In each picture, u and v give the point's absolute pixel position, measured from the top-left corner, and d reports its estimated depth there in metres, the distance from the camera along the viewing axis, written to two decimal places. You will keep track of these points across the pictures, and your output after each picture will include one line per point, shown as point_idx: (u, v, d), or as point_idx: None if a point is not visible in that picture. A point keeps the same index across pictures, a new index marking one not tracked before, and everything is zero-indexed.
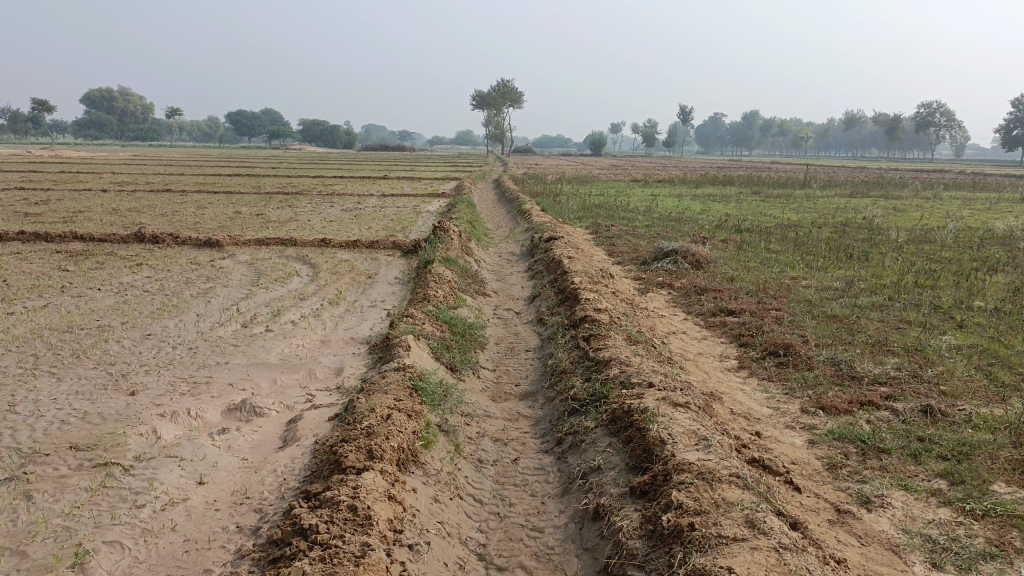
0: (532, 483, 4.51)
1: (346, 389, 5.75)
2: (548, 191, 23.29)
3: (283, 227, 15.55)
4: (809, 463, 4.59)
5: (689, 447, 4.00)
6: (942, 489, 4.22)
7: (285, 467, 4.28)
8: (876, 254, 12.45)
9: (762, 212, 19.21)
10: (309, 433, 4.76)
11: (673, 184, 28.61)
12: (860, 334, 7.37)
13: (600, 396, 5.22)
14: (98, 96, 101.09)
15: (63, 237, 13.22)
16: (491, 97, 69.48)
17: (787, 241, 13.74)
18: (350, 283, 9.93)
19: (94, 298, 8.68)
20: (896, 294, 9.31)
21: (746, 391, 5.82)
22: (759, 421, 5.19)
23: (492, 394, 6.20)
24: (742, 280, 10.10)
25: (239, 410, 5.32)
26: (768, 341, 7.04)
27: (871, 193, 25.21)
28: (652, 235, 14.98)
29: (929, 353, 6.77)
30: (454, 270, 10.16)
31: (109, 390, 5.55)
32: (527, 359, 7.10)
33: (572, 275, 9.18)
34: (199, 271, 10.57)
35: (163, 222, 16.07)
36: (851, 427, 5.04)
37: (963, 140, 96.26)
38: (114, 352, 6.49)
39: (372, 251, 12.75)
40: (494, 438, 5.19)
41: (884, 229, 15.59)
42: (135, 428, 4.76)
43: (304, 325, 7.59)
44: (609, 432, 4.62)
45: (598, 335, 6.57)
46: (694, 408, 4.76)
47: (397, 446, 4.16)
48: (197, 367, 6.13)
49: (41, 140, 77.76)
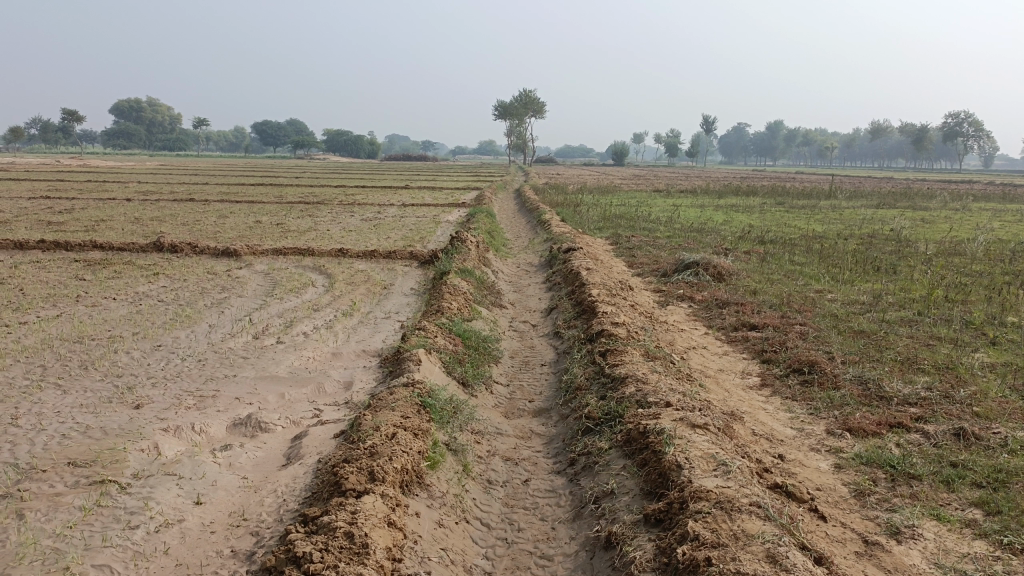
0: (542, 506, 4.33)
1: (355, 404, 5.60)
2: (569, 201, 23.13)
3: (301, 236, 15.52)
4: (835, 489, 4.35)
5: (707, 473, 3.79)
6: (978, 519, 3.97)
7: (285, 487, 4.13)
8: (904, 267, 12.12)
9: (785, 222, 18.89)
10: (312, 451, 4.61)
11: (696, 194, 28.33)
12: (888, 351, 7.11)
13: (615, 415, 5.02)
14: (127, 106, 102.54)
15: (83, 245, 13.26)
16: (513, 107, 69.57)
17: (812, 253, 13.45)
18: (365, 293, 9.81)
19: (108, 307, 8.64)
20: (926, 309, 9.02)
21: (769, 411, 5.59)
22: (781, 443, 4.96)
23: (504, 410, 6.03)
24: (765, 293, 9.84)
25: (244, 425, 5.19)
26: (791, 357, 6.80)
27: (898, 205, 24.74)
28: (673, 246, 14.75)
29: (961, 371, 6.49)
30: (471, 281, 10.01)
31: (114, 403, 5.45)
32: (542, 373, 6.92)
33: (590, 287, 8.98)
34: (215, 281, 10.52)
35: (183, 231, 16.12)
36: (879, 450, 4.80)
37: (992, 150, 94.66)
38: (123, 364, 6.40)
39: (389, 261, 12.66)
40: (505, 457, 5.01)
41: (912, 241, 15.22)
42: (136, 444, 4.64)
43: (316, 337, 7.46)
44: (624, 453, 4.42)
45: (615, 350, 6.37)
46: (713, 429, 4.54)
47: (401, 467, 4.00)
48: (205, 381, 6.01)
49: (71, 150, 79.00)
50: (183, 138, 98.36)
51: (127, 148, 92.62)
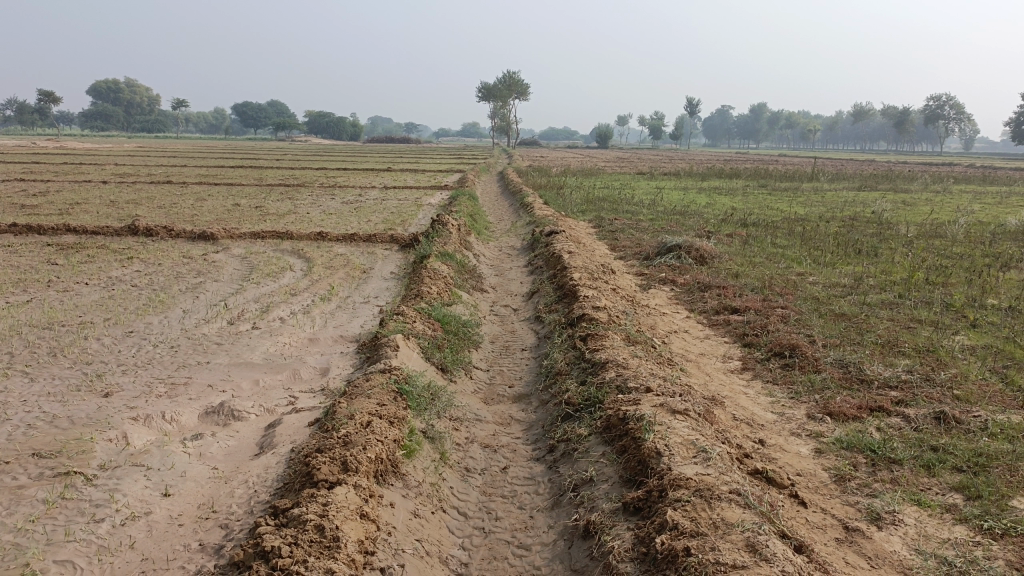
0: (520, 494, 4.25)
1: (331, 391, 5.50)
2: (552, 183, 23.02)
3: (281, 220, 15.30)
4: (816, 474, 4.31)
5: (686, 460, 3.73)
6: (958, 504, 3.94)
7: (257, 478, 4.03)
8: (885, 249, 12.13)
9: (768, 205, 18.89)
10: (286, 440, 4.51)
11: (679, 177, 28.30)
12: (869, 333, 7.08)
13: (595, 401, 4.95)
14: (104, 87, 100.83)
15: (56, 229, 12.99)
16: (496, 89, 69.10)
17: (794, 236, 13.44)
18: (344, 277, 9.68)
19: (80, 293, 8.45)
20: (906, 291, 9.01)
21: (750, 395, 5.54)
22: (762, 428, 4.91)
23: (484, 396, 5.95)
24: (747, 276, 9.80)
25: (216, 414, 5.07)
26: (773, 341, 6.76)
27: (880, 187, 24.81)
28: (656, 229, 14.68)
29: (942, 354, 6.47)
30: (451, 265, 9.89)
31: (82, 391, 5.31)
32: (522, 358, 6.84)
33: (571, 270, 8.90)
34: (191, 265, 10.32)
35: (160, 214, 15.86)
36: (860, 435, 4.76)
37: (973, 133, 95.30)
38: (93, 351, 6.25)
39: (370, 244, 12.51)
40: (483, 444, 4.93)
41: (893, 223, 15.25)
42: (103, 434, 4.52)
43: (292, 322, 7.33)
44: (603, 440, 4.35)
45: (596, 335, 6.29)
46: (694, 415, 4.48)
47: (375, 456, 3.90)
48: (177, 368, 5.88)
49: (47, 133, 77.70)
50: (161, 119, 97.04)
51: (104, 130, 91.23)
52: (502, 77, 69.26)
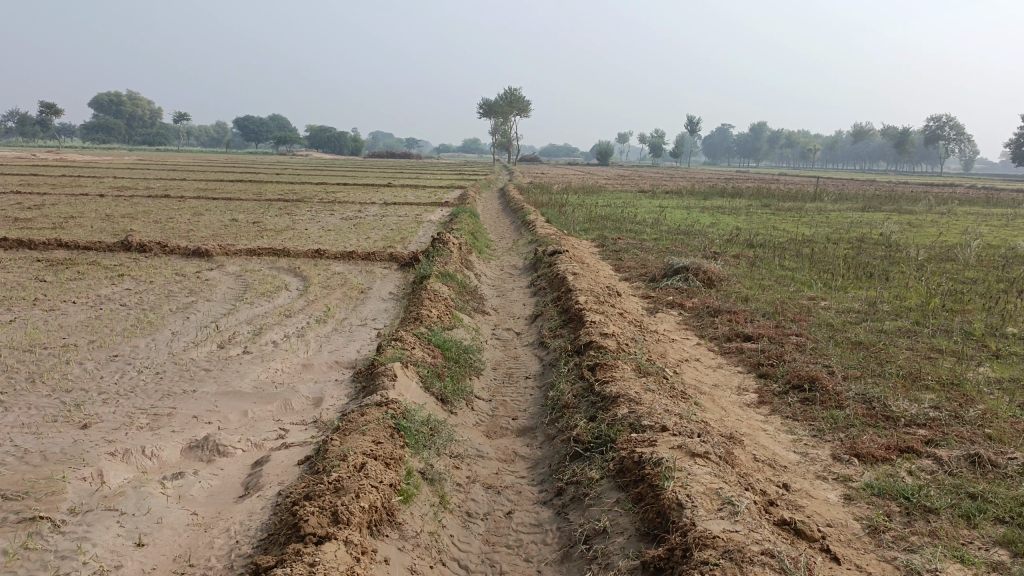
0: (527, 544, 3.92)
1: (323, 424, 5.16)
2: (553, 201, 22.76)
3: (278, 236, 15.03)
4: (847, 525, 3.97)
5: (711, 514, 3.40)
6: (1005, 562, 3.60)
7: (239, 526, 3.69)
8: (897, 273, 11.82)
9: (773, 225, 18.61)
10: (273, 481, 4.17)
11: (681, 195, 28.09)
12: (889, 364, 6.76)
13: (606, 439, 4.62)
14: (106, 100, 100.93)
15: (47, 244, 12.68)
16: (497, 106, 69.12)
17: (802, 258, 13.14)
18: (341, 298, 9.38)
19: (66, 312, 8.12)
20: (923, 318, 8.70)
21: (769, 433, 5.21)
22: (785, 471, 4.58)
23: (485, 429, 5.61)
24: (757, 300, 9.50)
25: (200, 448, 4.73)
26: (790, 372, 6.43)
27: (885, 208, 24.58)
28: (660, 249, 14.41)
29: (968, 387, 6.15)
30: (452, 286, 9.57)
31: (59, 423, 4.97)
32: (526, 388, 6.51)
33: (576, 293, 8.59)
34: (183, 283, 10.01)
35: (155, 229, 15.57)
36: (892, 480, 4.43)
37: (973, 153, 95.41)
38: (74, 377, 5.91)
39: (368, 263, 12.21)
40: (486, 484, 4.59)
41: (902, 246, 14.96)
42: (76, 472, 4.19)
43: (285, 347, 7.00)
44: (617, 486, 4.02)
45: (605, 365, 5.96)
46: (715, 459, 4.15)
47: (369, 505, 3.57)
48: (161, 397, 5.54)
49: (49, 144, 77.66)
50: (162, 133, 97.08)
51: (106, 142, 91.25)
52: (503, 93, 69.27)
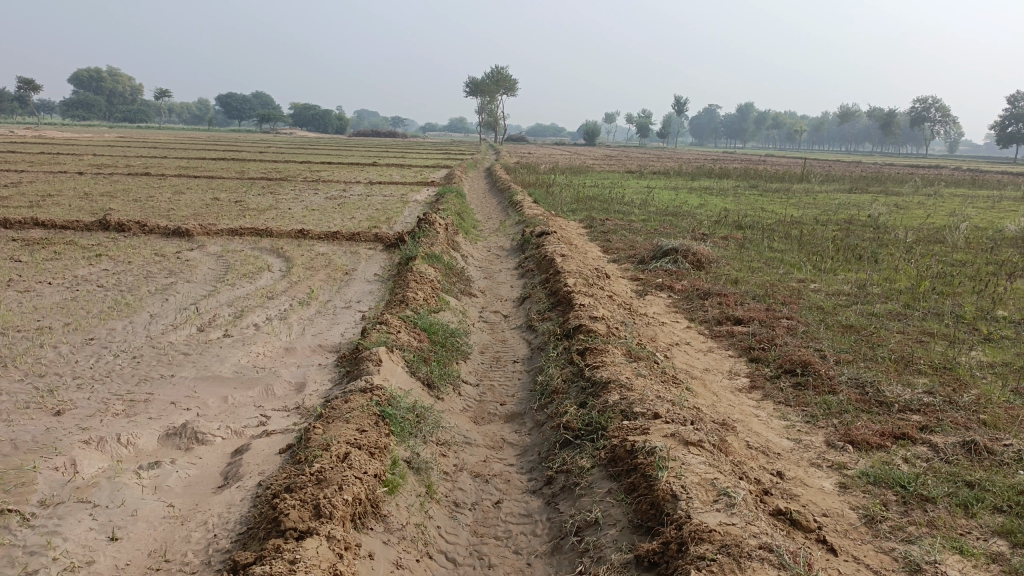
0: (516, 535, 3.80)
1: (306, 411, 5.02)
2: (541, 181, 22.56)
3: (261, 216, 14.77)
4: (843, 515, 3.88)
5: (708, 506, 3.30)
6: (1005, 553, 3.51)
7: (217, 519, 3.55)
8: (886, 255, 11.75)
9: (761, 207, 18.52)
10: (254, 471, 4.03)
11: (669, 176, 27.96)
12: (881, 348, 6.68)
13: (597, 427, 4.51)
14: (86, 75, 99.21)
15: (23, 223, 12.38)
16: (483, 85, 68.53)
17: (791, 240, 13.05)
18: (325, 279, 9.19)
19: (41, 293, 7.91)
20: (913, 302, 8.63)
21: (762, 419, 5.11)
22: (779, 459, 4.49)
23: (473, 415, 5.48)
24: (747, 283, 9.41)
25: (178, 436, 4.58)
26: (782, 357, 6.33)
27: (871, 190, 24.55)
28: (649, 231, 14.28)
29: (961, 372, 6.07)
30: (439, 268, 9.41)
31: (31, 409, 4.79)
32: (514, 372, 6.38)
33: (565, 275, 8.47)
34: (163, 264, 9.78)
35: (135, 208, 15.26)
36: (888, 467, 4.34)
37: (957, 135, 95.83)
38: (47, 361, 5.71)
39: (353, 243, 12.01)
40: (474, 473, 4.47)
41: (890, 228, 14.89)
42: (48, 462, 4.03)
43: (267, 330, 6.83)
44: (609, 476, 3.91)
45: (595, 349, 5.84)
46: (709, 448, 4.04)
47: (352, 497, 3.43)
48: (138, 382, 5.37)
49: (28, 121, 76.30)
50: (142, 110, 95.72)
51: (86, 119, 89.78)
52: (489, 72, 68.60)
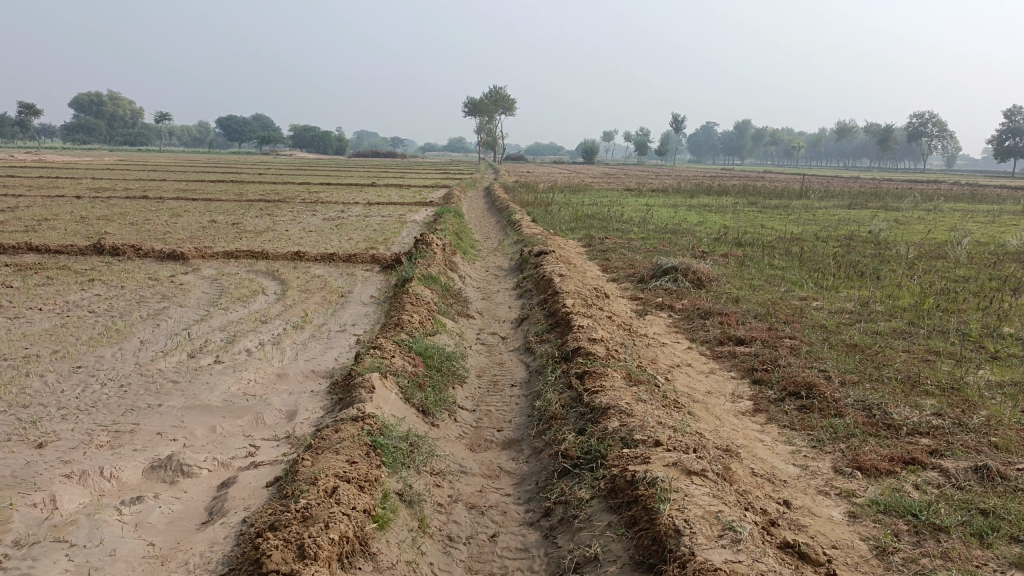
0: (513, 572, 3.64)
1: (297, 440, 4.87)
2: (539, 200, 22.49)
3: (258, 238, 14.67)
4: (854, 546, 3.72)
5: (712, 542, 3.15)
6: None
7: (199, 559, 3.40)
8: (888, 271, 11.62)
9: (761, 224, 18.43)
10: (239, 506, 3.87)
11: (668, 194, 27.90)
12: (887, 368, 6.53)
13: (596, 455, 4.36)
14: (87, 100, 99.68)
15: (16, 248, 12.27)
16: (482, 105, 68.74)
17: (791, 257, 12.93)
18: (320, 302, 9.07)
19: (31, 320, 7.77)
20: (918, 319, 8.49)
21: (767, 445, 4.96)
22: (786, 486, 4.33)
23: (469, 442, 5.33)
24: (748, 302, 9.27)
25: (163, 469, 4.43)
26: (786, 378, 6.18)
27: (870, 205, 24.47)
28: (648, 249, 14.16)
29: (970, 392, 5.92)
30: (436, 290, 9.28)
31: (13, 442, 4.65)
32: (511, 397, 6.23)
33: (563, 296, 8.33)
34: (156, 288, 9.66)
35: (131, 231, 15.17)
36: (898, 495, 4.18)
37: (955, 149, 95.94)
38: (32, 391, 5.56)
39: (349, 265, 11.89)
40: (469, 504, 4.31)
41: (891, 243, 14.79)
42: (26, 498, 3.88)
43: (259, 355, 6.69)
44: (609, 508, 3.75)
45: (594, 373, 5.69)
46: (712, 477, 3.89)
47: (339, 535, 3.28)
48: (124, 412, 5.23)
49: (29, 145, 76.60)
50: (142, 133, 96.10)
51: (86, 142, 90.07)
52: (488, 92, 68.84)
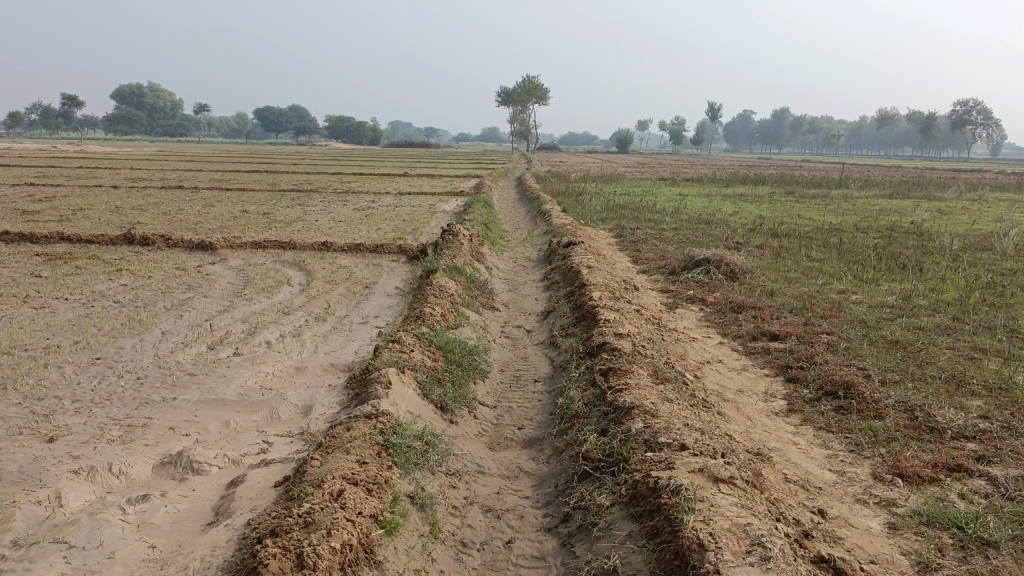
0: None
1: (311, 437, 4.73)
2: (571, 190, 22.20)
3: (287, 228, 14.63)
4: (894, 561, 3.46)
5: (738, 559, 2.93)
6: None
7: (199, 564, 3.27)
8: (932, 264, 11.16)
9: (798, 214, 17.94)
10: (245, 509, 3.74)
11: (703, 183, 27.40)
12: (930, 367, 6.19)
13: (619, 458, 4.15)
14: (128, 91, 101.41)
15: (49, 237, 12.37)
16: (516, 94, 68.37)
17: (830, 248, 12.50)
18: (344, 293, 8.95)
19: (55, 310, 7.76)
20: (963, 314, 8.10)
21: (802, 449, 4.70)
22: (820, 494, 4.08)
23: (488, 440, 5.15)
24: (783, 295, 8.94)
25: (173, 465, 4.31)
26: (822, 377, 5.90)
27: (913, 195, 23.76)
28: (680, 240, 13.84)
29: (1019, 393, 5.57)
30: (460, 281, 9.10)
31: (23, 436, 4.57)
32: (534, 393, 6.03)
33: (590, 288, 8.10)
34: (182, 279, 9.62)
35: (163, 221, 15.25)
36: (943, 505, 3.90)
37: (1001, 138, 93.13)
38: (49, 383, 5.50)
39: (376, 256, 11.76)
40: (485, 507, 4.13)
41: (935, 234, 14.25)
42: (31, 495, 3.79)
43: (278, 348, 6.58)
44: (630, 516, 3.55)
45: (620, 369, 5.47)
46: (741, 485, 3.66)
47: (342, 543, 3.14)
48: (139, 406, 5.14)
49: (71, 136, 78.15)
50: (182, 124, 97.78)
51: (127, 134, 91.64)
52: (522, 82, 68.38)
